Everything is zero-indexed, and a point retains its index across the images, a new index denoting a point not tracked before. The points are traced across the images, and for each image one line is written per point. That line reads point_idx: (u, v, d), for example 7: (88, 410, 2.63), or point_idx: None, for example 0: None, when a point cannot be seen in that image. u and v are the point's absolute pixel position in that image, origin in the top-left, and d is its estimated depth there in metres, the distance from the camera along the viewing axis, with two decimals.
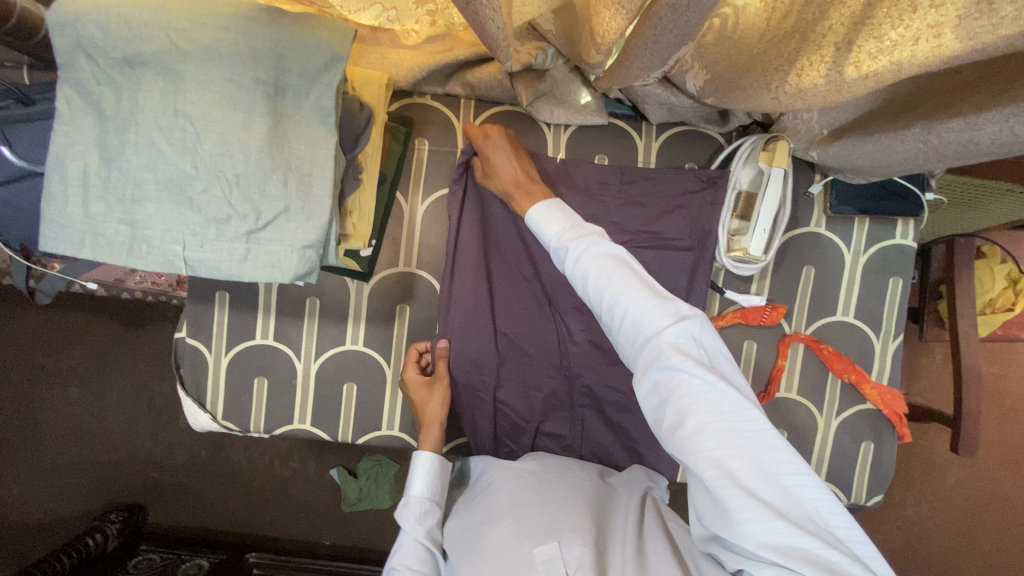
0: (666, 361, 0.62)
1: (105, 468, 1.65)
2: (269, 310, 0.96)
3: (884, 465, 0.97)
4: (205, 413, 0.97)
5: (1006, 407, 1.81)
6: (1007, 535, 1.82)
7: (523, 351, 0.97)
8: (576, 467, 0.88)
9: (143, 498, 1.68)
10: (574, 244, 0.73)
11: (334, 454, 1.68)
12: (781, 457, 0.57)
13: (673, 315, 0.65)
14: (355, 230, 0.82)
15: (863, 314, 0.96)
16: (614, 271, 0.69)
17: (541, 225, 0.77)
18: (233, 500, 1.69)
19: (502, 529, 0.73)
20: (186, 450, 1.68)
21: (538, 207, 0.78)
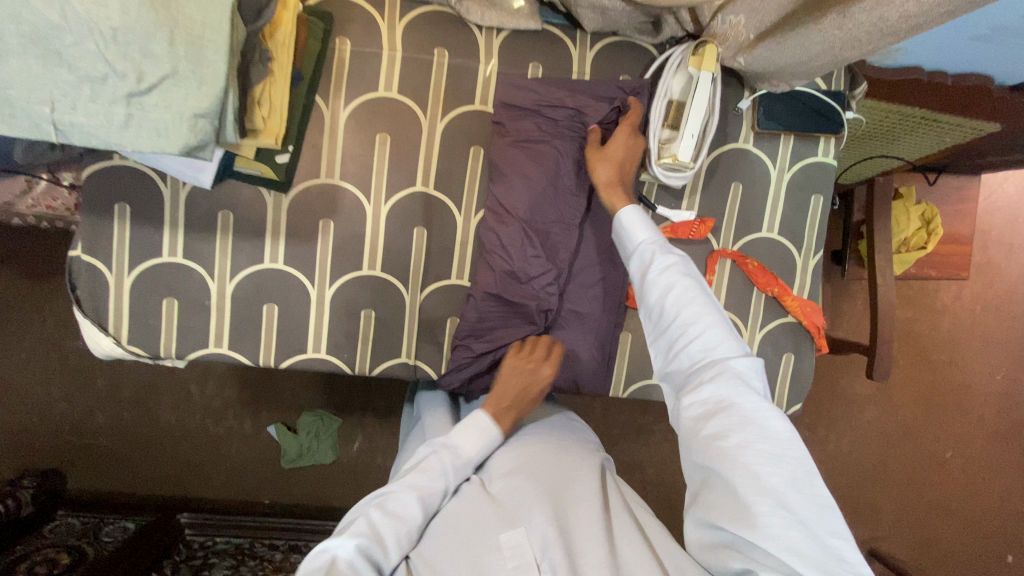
0: (724, 378, 0.62)
1: (9, 430, 1.51)
2: (177, 224, 0.88)
3: (803, 376, 1.02)
4: (108, 337, 0.89)
5: (919, 346, 1.96)
6: (919, 466, 1.98)
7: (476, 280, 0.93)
8: (533, 432, 0.89)
9: (59, 464, 1.54)
10: (649, 253, 0.70)
11: (270, 411, 1.59)
12: (822, 490, 0.57)
13: (737, 345, 0.65)
14: (265, 125, 0.76)
15: (786, 230, 0.99)
16: (695, 288, 0.67)
17: (625, 228, 0.74)
18: (161, 464, 1.57)
19: (464, 518, 0.74)
20: (106, 412, 1.55)
21: (627, 209, 0.76)
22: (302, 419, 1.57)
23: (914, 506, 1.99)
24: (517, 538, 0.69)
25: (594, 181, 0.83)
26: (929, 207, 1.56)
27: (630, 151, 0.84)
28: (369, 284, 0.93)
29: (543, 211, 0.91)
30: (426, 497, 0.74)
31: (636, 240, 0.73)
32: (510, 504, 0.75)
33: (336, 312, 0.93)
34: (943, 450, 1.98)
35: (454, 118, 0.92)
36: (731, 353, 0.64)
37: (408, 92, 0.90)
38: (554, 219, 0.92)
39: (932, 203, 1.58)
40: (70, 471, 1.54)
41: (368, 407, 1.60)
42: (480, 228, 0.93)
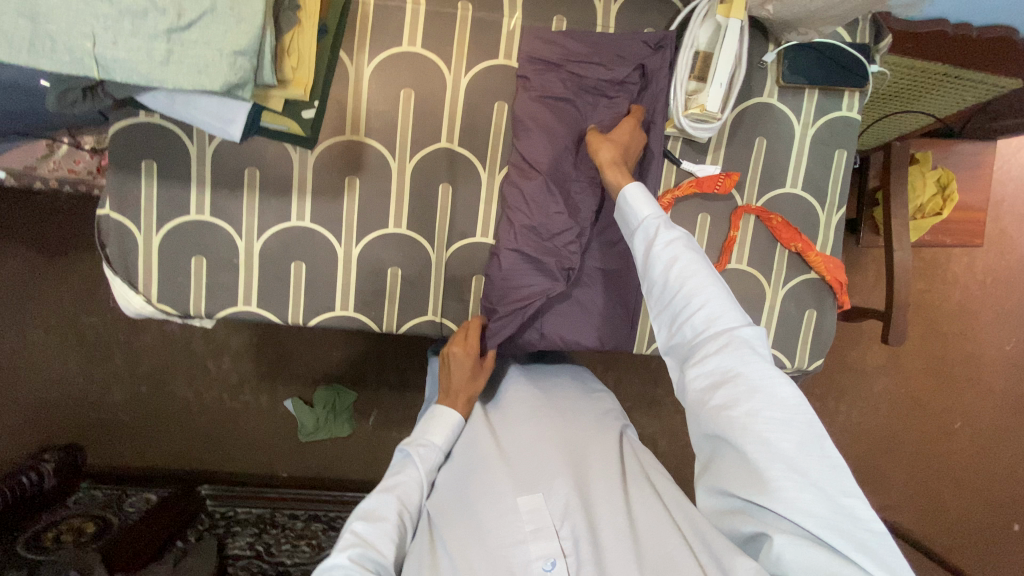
0: (729, 347, 0.62)
1: (31, 404, 1.52)
2: (204, 182, 0.89)
3: (824, 332, 1.03)
4: (138, 295, 0.90)
5: (931, 316, 1.97)
6: (930, 436, 2.00)
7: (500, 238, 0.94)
8: (539, 397, 0.91)
9: (80, 437, 1.55)
10: (653, 228, 0.71)
11: (289, 383, 1.60)
12: (832, 452, 0.58)
13: (739, 314, 0.64)
14: (294, 76, 0.76)
15: (810, 186, 0.99)
16: (696, 261, 0.67)
17: (629, 204, 0.74)
18: (181, 437, 1.59)
19: (483, 493, 0.77)
20: (126, 385, 1.56)
21: (630, 184, 0.75)
22: (318, 394, 1.57)
23: (925, 475, 2.01)
24: (534, 505, 0.72)
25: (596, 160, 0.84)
26: (945, 172, 1.58)
27: (632, 140, 0.86)
28: (395, 241, 0.93)
29: (567, 167, 0.91)
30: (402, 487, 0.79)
31: (639, 216, 0.73)
32: (524, 475, 0.77)
33: (362, 270, 0.93)
34: (954, 419, 2.00)
35: (478, 73, 0.91)
36: (736, 322, 0.64)
37: (432, 46, 0.90)
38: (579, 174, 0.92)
39: (948, 168, 1.60)
40: (91, 444, 1.56)
41: (385, 378, 1.61)
42: (504, 184, 0.93)
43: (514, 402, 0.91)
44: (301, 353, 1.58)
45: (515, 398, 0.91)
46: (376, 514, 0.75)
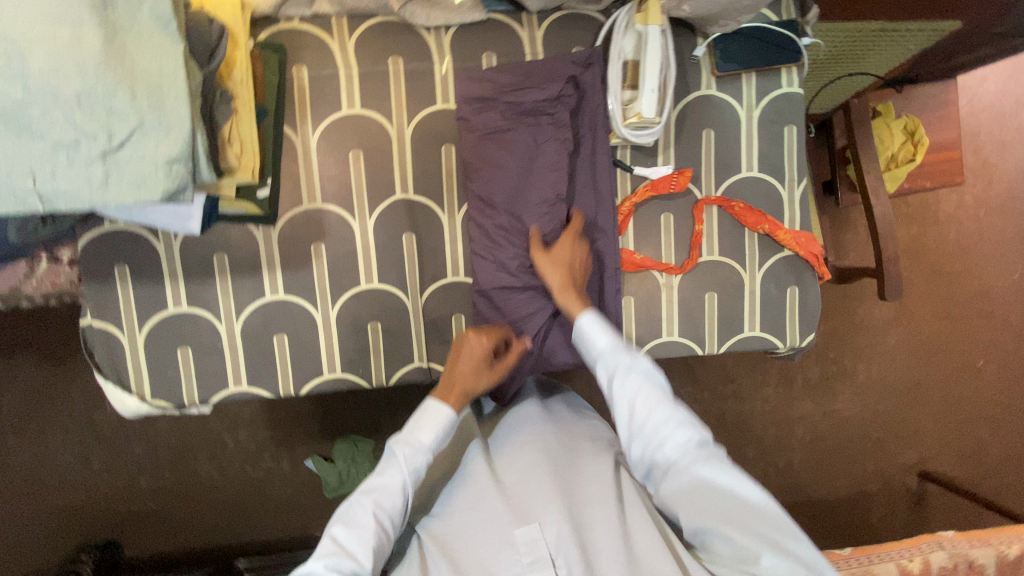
0: (688, 466, 0.70)
1: (63, 509, 1.55)
2: (176, 275, 0.91)
3: (811, 305, 1.02)
4: (132, 395, 0.92)
5: (931, 260, 1.94)
6: (954, 379, 1.96)
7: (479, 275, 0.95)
8: (536, 419, 0.92)
9: (114, 533, 1.58)
10: (611, 375, 0.78)
11: (305, 444, 1.61)
12: (789, 533, 0.65)
13: (690, 425, 0.73)
14: (240, 162, 0.79)
15: (766, 166, 1.00)
16: (649, 384, 0.76)
17: (585, 338, 0.82)
18: (209, 516, 1.60)
19: (481, 518, 0.77)
20: (149, 475, 1.58)
21: (582, 313, 0.84)
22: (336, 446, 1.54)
23: (957, 420, 1.96)
24: (532, 534, 0.73)
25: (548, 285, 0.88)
26: (911, 118, 1.56)
27: (576, 256, 0.89)
28: (370, 297, 0.95)
29: (528, 195, 0.93)
30: (391, 501, 0.76)
31: (597, 347, 0.81)
32: (525, 502, 0.77)
33: (343, 331, 0.95)
34: (976, 358, 1.96)
35: (420, 121, 0.93)
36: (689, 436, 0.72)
37: (371, 104, 0.92)
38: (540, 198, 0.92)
39: (913, 115, 1.58)
40: (124, 538, 1.57)
41: (397, 423, 1.62)
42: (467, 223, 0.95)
43: (516, 429, 0.90)
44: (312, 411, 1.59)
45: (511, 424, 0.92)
46: (362, 532, 0.72)
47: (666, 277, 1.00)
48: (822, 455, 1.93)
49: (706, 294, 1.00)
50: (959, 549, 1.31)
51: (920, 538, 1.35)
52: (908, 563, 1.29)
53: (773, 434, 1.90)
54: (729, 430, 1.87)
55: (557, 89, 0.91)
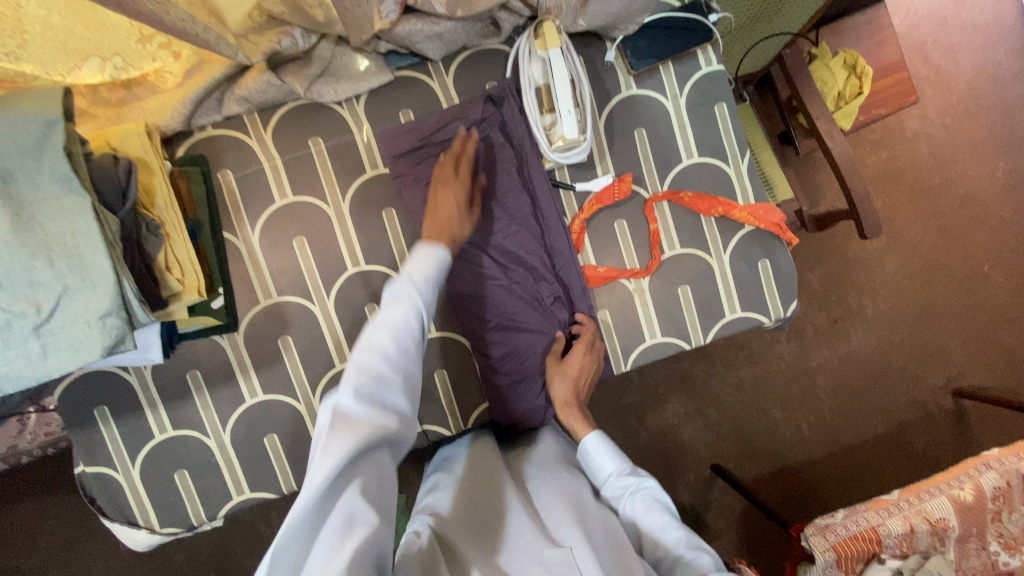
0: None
1: None
2: (155, 402, 0.91)
3: (786, 273, 1.01)
4: (142, 530, 0.92)
5: (909, 181, 1.91)
6: (964, 292, 1.92)
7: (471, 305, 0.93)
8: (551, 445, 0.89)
9: None
10: (617, 494, 0.77)
11: None
12: None
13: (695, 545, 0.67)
14: (183, 284, 0.79)
15: (706, 149, 0.98)
16: (651, 506, 0.73)
17: (593, 457, 0.83)
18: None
19: (498, 524, 0.68)
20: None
21: (589, 437, 0.85)
22: None
23: (977, 331, 1.92)
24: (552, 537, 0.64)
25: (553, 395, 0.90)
26: (848, 53, 1.54)
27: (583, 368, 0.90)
28: None
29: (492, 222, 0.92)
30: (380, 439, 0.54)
31: (603, 470, 0.81)
32: (547, 513, 0.70)
33: None
34: (980, 265, 1.92)
35: (354, 192, 0.92)
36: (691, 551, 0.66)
37: (302, 189, 0.91)
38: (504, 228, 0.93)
39: (848, 48, 1.56)
40: None
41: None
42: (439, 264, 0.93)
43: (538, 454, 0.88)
44: None
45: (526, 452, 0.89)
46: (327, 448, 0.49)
47: (636, 282, 0.98)
48: (850, 396, 1.88)
49: (678, 289, 0.99)
50: (1008, 465, 1.27)
51: (967, 463, 1.31)
52: (959, 492, 1.25)
53: (797, 390, 1.87)
54: (752, 397, 1.85)
55: (479, 113, 0.91)
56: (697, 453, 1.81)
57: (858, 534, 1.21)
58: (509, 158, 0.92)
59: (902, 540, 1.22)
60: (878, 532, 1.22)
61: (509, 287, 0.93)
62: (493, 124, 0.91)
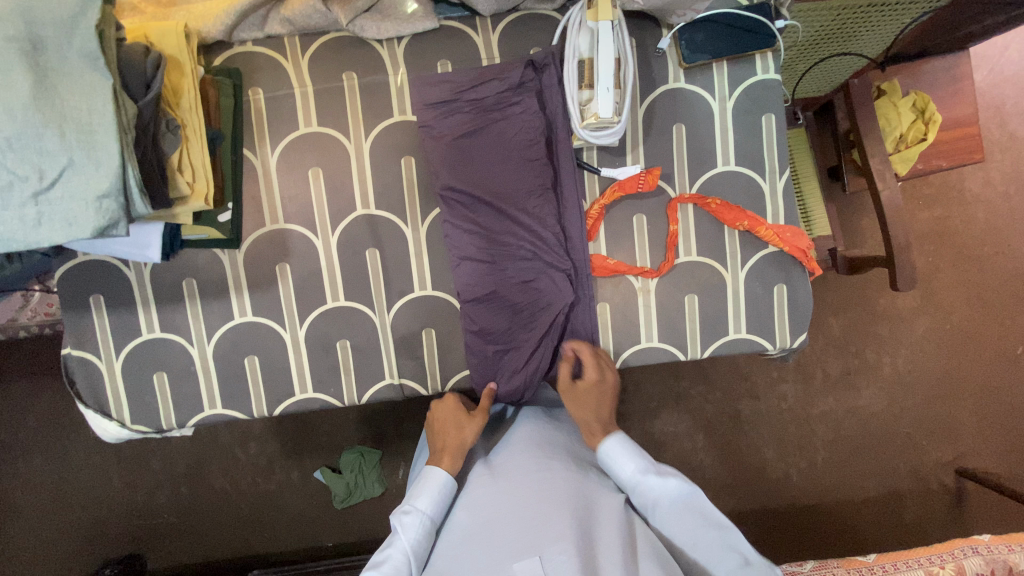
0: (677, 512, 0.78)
1: (91, 525, 1.61)
2: (148, 301, 0.92)
3: (801, 303, 0.96)
4: (112, 421, 0.93)
5: (958, 245, 1.81)
6: (989, 371, 1.83)
7: (473, 258, 0.91)
8: (542, 443, 0.90)
9: (139, 548, 1.62)
10: (651, 496, 0.80)
11: (315, 457, 1.64)
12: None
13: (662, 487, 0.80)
14: (192, 188, 0.79)
15: (743, 159, 0.94)
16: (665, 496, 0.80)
17: (615, 462, 0.84)
18: (226, 529, 1.63)
19: (485, 549, 0.74)
20: (168, 492, 1.63)
21: (607, 442, 0.86)
22: (343, 458, 1.61)
23: (995, 414, 1.84)
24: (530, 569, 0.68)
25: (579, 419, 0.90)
26: (918, 95, 1.45)
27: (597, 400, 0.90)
28: (338, 316, 0.94)
29: (511, 188, 0.89)
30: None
31: (625, 471, 0.83)
32: (532, 527, 0.73)
33: (313, 350, 0.94)
34: (1013, 347, 1.83)
35: (378, 134, 0.91)
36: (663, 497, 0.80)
37: (328, 122, 0.91)
38: (524, 194, 0.90)
39: (921, 90, 1.48)
40: (148, 552, 1.62)
41: (403, 433, 1.65)
42: (441, 218, 0.91)
43: (514, 453, 0.88)
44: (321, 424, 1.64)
45: (518, 445, 0.90)
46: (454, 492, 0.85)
47: (643, 281, 0.95)
48: (848, 452, 1.82)
49: (685, 296, 0.96)
50: (994, 553, 1.24)
51: (954, 543, 1.27)
52: (937, 570, 1.21)
53: (791, 434, 1.82)
54: (745, 431, 1.80)
55: (518, 76, 0.88)
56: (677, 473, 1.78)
57: None
58: (538, 127, 0.89)
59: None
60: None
61: (515, 253, 0.91)
62: (530, 91, 0.89)
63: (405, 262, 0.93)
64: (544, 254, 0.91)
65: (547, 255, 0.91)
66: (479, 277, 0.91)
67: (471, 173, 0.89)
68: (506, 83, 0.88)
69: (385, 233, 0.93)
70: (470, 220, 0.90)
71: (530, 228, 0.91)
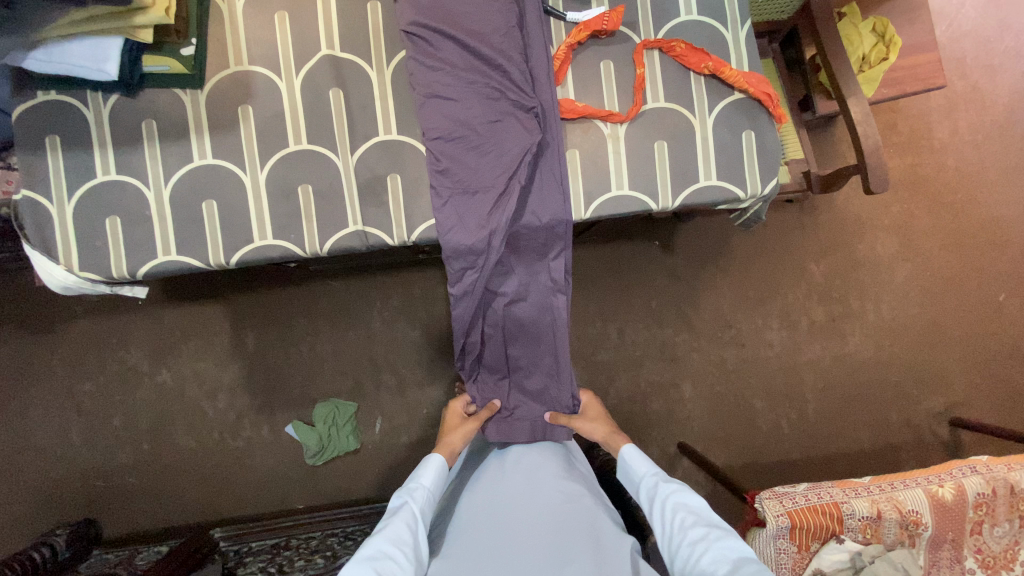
0: (674, 506, 0.83)
1: (40, 474, 1.50)
2: (105, 143, 0.90)
3: (769, 150, 0.96)
4: (59, 265, 0.89)
5: (931, 191, 1.84)
6: (972, 315, 1.82)
7: (440, 95, 0.90)
8: (548, 462, 0.98)
9: (94, 511, 1.50)
10: (658, 490, 0.87)
11: (286, 405, 1.54)
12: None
13: (667, 486, 0.87)
14: (154, 0, 0.79)
15: (705, 9, 0.96)
16: (674, 493, 0.85)
17: (630, 462, 0.95)
18: (187, 485, 1.52)
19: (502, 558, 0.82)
20: (128, 442, 1.52)
21: (624, 446, 0.97)
22: (317, 411, 1.52)
23: (981, 360, 1.82)
24: None
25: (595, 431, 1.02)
26: (878, 19, 1.52)
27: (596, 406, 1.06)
28: (300, 161, 0.92)
29: (477, 25, 0.90)
30: None
31: (638, 473, 0.93)
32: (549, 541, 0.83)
33: (273, 196, 0.91)
34: (994, 293, 1.83)
35: None
36: (668, 492, 0.86)
37: None
38: (492, 30, 0.90)
39: (880, 17, 1.53)
40: (101, 518, 1.50)
41: (380, 381, 1.55)
42: (406, 61, 0.91)
43: (524, 475, 0.96)
44: (294, 373, 1.55)
45: (528, 464, 0.98)
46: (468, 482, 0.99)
47: (612, 127, 0.95)
48: (838, 402, 1.77)
49: (655, 143, 0.95)
50: (994, 472, 1.28)
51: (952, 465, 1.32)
52: (937, 489, 1.26)
53: (780, 381, 1.76)
54: (732, 378, 1.75)
55: None
56: (663, 421, 1.71)
57: (816, 506, 1.22)
58: None
59: (867, 523, 1.23)
60: (840, 508, 1.23)
61: (482, 90, 0.91)
62: None
63: (371, 109, 0.92)
64: (511, 90, 0.91)
65: (515, 91, 0.91)
66: (446, 113, 0.90)
67: (439, 10, 0.90)
68: None
69: (349, 79, 0.92)
70: (436, 57, 0.90)
71: (495, 63, 0.90)
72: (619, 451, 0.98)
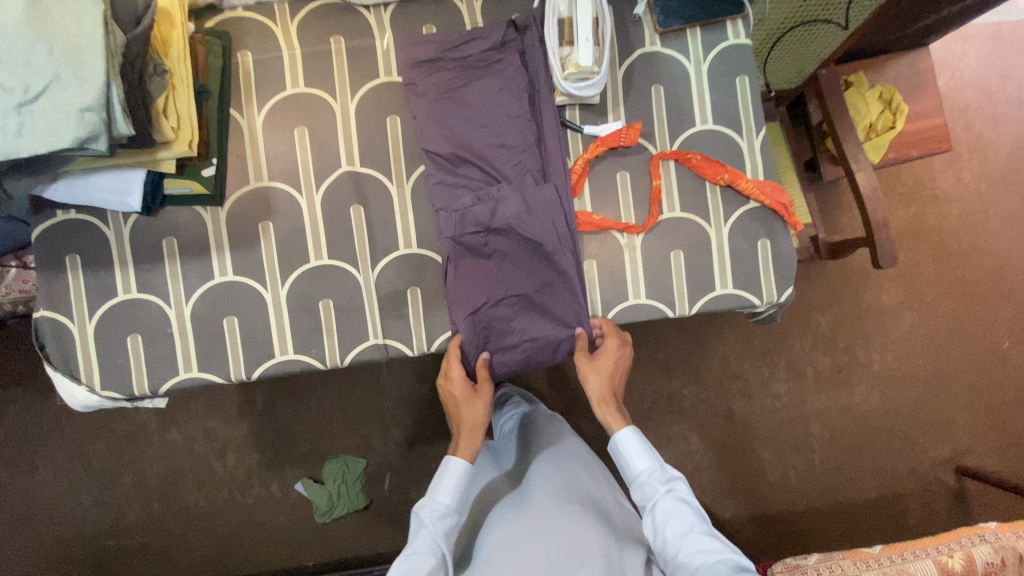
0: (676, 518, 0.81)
1: (44, 544, 1.47)
2: (126, 262, 0.90)
3: (784, 258, 0.97)
4: (81, 387, 0.90)
5: (936, 240, 1.79)
6: (977, 363, 1.78)
7: (459, 221, 0.90)
8: (567, 470, 0.95)
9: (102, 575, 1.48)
10: (654, 486, 0.85)
11: (296, 468, 1.50)
12: None
13: (664, 480, 0.85)
14: (177, 134, 0.79)
15: (721, 118, 0.97)
16: (678, 500, 0.83)
17: (627, 452, 0.88)
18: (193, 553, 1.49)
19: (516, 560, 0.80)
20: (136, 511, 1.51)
21: (622, 431, 0.90)
22: (328, 467, 1.48)
23: (988, 410, 1.78)
24: None
25: (590, 393, 0.93)
26: (884, 87, 1.52)
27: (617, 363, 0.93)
28: (321, 275, 0.92)
29: (496, 142, 0.91)
30: None
31: (636, 468, 0.87)
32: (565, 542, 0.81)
33: (294, 310, 0.92)
34: (1000, 341, 1.79)
35: (364, 95, 0.93)
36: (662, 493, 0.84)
37: (315, 83, 0.92)
38: (511, 149, 0.91)
39: (887, 84, 1.54)
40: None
41: None
42: (425, 178, 0.92)
43: (540, 482, 0.93)
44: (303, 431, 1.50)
45: (545, 473, 0.94)
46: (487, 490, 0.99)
47: (628, 237, 0.95)
48: (844, 453, 1.74)
49: (671, 252, 0.96)
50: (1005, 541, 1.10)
51: (960, 532, 1.14)
52: (945, 559, 1.08)
53: (786, 433, 1.74)
54: (740, 432, 1.73)
55: (501, 34, 0.92)
56: None
57: None
58: (520, 83, 0.92)
59: None
60: None
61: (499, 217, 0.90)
62: (512, 49, 0.93)
63: (390, 223, 0.93)
64: (530, 218, 0.90)
65: (534, 223, 0.90)
66: (465, 244, 0.91)
67: (459, 129, 0.91)
68: (495, 41, 0.92)
69: (367, 193, 0.93)
70: (456, 181, 0.91)
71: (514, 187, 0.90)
72: (614, 436, 0.91)
